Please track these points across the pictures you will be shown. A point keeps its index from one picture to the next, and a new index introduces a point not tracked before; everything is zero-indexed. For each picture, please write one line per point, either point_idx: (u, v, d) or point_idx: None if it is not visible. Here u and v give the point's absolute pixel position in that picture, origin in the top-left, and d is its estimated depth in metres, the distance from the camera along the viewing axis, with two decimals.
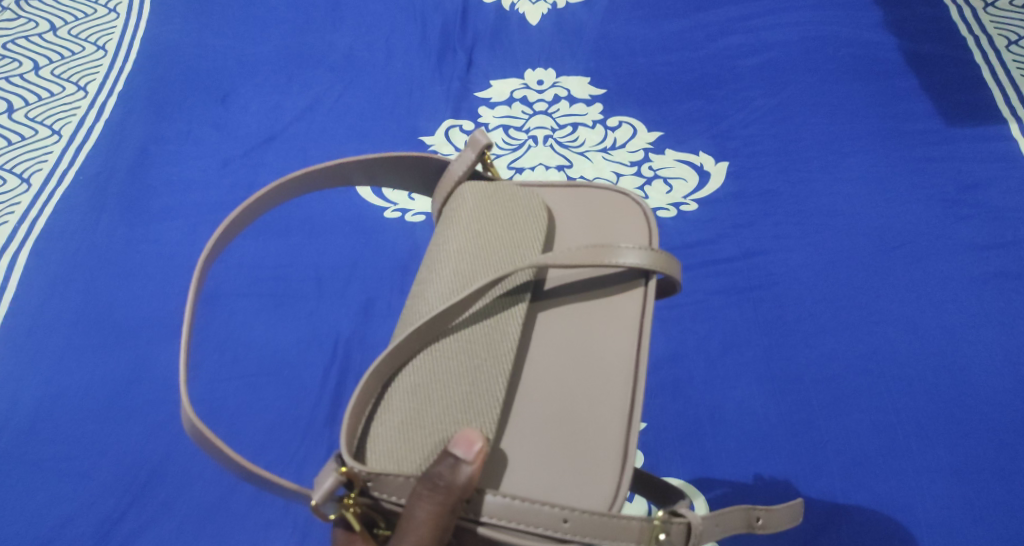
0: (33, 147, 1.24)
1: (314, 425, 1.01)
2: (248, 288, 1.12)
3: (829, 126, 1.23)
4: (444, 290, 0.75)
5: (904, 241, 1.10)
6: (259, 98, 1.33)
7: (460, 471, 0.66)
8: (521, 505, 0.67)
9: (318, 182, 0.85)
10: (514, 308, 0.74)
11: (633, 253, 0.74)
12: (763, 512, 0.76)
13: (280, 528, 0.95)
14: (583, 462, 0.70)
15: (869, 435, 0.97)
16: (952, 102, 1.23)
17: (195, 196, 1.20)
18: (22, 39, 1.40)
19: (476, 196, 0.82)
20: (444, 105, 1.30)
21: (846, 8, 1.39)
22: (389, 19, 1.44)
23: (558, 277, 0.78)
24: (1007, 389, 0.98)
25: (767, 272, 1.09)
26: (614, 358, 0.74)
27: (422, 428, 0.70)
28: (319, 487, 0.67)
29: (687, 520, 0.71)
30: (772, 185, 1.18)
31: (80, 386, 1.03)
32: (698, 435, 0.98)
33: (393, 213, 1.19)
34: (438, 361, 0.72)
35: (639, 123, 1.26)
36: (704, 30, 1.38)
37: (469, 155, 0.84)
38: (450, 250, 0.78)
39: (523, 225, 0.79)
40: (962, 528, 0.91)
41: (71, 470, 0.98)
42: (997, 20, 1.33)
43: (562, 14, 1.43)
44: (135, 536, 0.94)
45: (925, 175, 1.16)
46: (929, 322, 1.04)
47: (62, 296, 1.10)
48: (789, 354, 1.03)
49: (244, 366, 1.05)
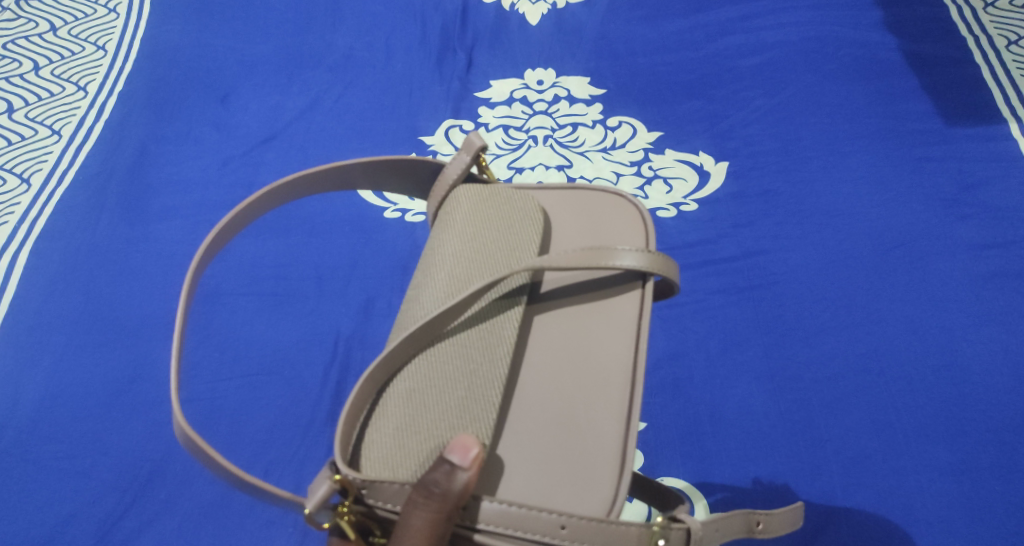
0: (33, 147, 1.24)
1: (314, 424, 1.01)
2: (248, 288, 1.12)
3: (829, 126, 1.23)
4: (438, 295, 0.75)
5: (904, 240, 1.10)
6: (259, 98, 1.33)
7: (455, 478, 0.66)
8: (518, 511, 0.68)
9: (315, 187, 0.85)
10: (510, 311, 0.74)
11: (630, 255, 0.74)
12: (763, 516, 0.76)
13: (280, 527, 0.95)
14: (581, 467, 0.70)
15: (869, 434, 0.97)
16: (952, 101, 1.23)
17: (195, 195, 1.20)
18: (22, 39, 1.40)
19: (471, 200, 0.82)
20: (444, 105, 1.30)
21: (846, 7, 1.38)
22: (389, 19, 1.44)
23: (555, 281, 0.78)
24: (1006, 389, 0.98)
25: (767, 272, 1.09)
26: (611, 361, 0.74)
27: (417, 434, 0.70)
28: (313, 496, 0.67)
29: (686, 525, 0.71)
30: (772, 184, 1.17)
31: (80, 386, 1.03)
32: (698, 434, 0.98)
33: (393, 212, 1.19)
34: (433, 366, 0.72)
35: (639, 123, 1.26)
36: (704, 30, 1.38)
37: (464, 158, 0.84)
38: (445, 255, 0.78)
39: (519, 229, 0.79)
40: (962, 527, 0.91)
41: (71, 469, 0.98)
42: (997, 20, 1.32)
43: (562, 14, 1.43)
44: (136, 535, 0.94)
45: (925, 175, 1.16)
46: (929, 322, 1.03)
47: (62, 296, 1.10)
48: (788, 353, 1.02)
49: (244, 365, 1.05)
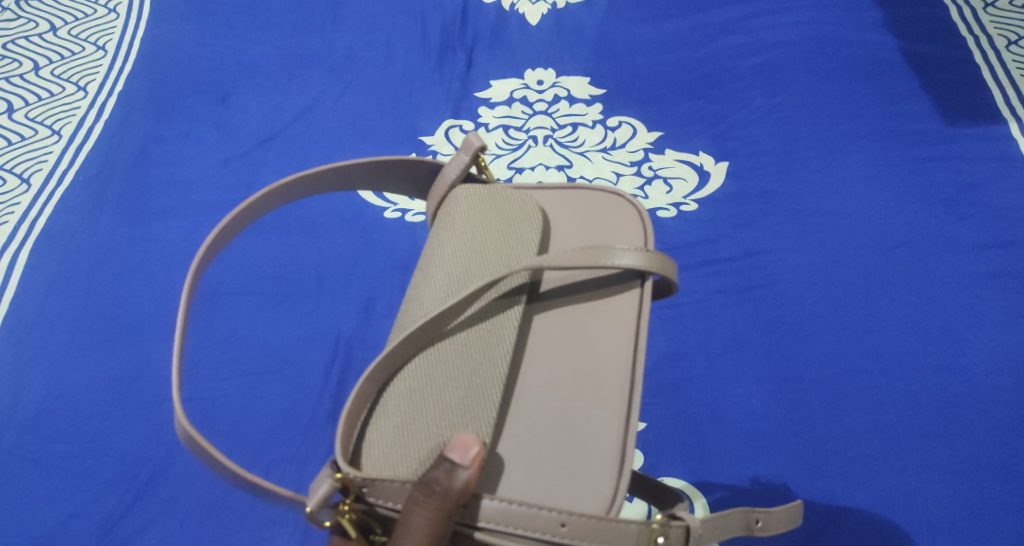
0: (33, 147, 1.24)
1: (315, 424, 1.01)
2: (249, 288, 1.12)
3: (829, 126, 1.23)
4: (438, 294, 0.75)
5: (904, 240, 1.10)
6: (259, 98, 1.33)
7: (456, 476, 0.66)
8: (517, 509, 0.68)
9: (316, 187, 0.85)
10: (509, 310, 0.74)
11: (629, 255, 0.74)
12: (762, 514, 0.76)
13: (281, 527, 0.95)
14: (581, 464, 0.70)
15: (869, 434, 0.97)
16: (952, 102, 1.23)
17: (196, 195, 1.20)
18: (22, 39, 1.40)
19: (470, 200, 0.82)
20: (444, 105, 1.30)
21: (846, 7, 1.38)
22: (389, 19, 1.44)
23: (554, 280, 0.78)
24: (1006, 389, 0.98)
25: (767, 272, 1.09)
26: (610, 360, 0.74)
27: (417, 432, 0.70)
28: (314, 494, 0.67)
29: (686, 523, 0.71)
30: (772, 184, 1.17)
31: (81, 386, 1.03)
32: (699, 434, 0.98)
33: (393, 212, 1.19)
34: (433, 365, 0.72)
35: (639, 123, 1.26)
36: (704, 30, 1.38)
37: (464, 158, 0.84)
38: (445, 254, 0.78)
39: (518, 228, 0.79)
40: (962, 527, 0.91)
41: (72, 469, 0.98)
42: (997, 20, 1.32)
43: (562, 14, 1.43)
44: (136, 535, 0.94)
45: (925, 175, 1.16)
46: (929, 322, 1.04)
47: (62, 296, 1.10)
48: (788, 353, 1.03)
49: (245, 365, 1.05)
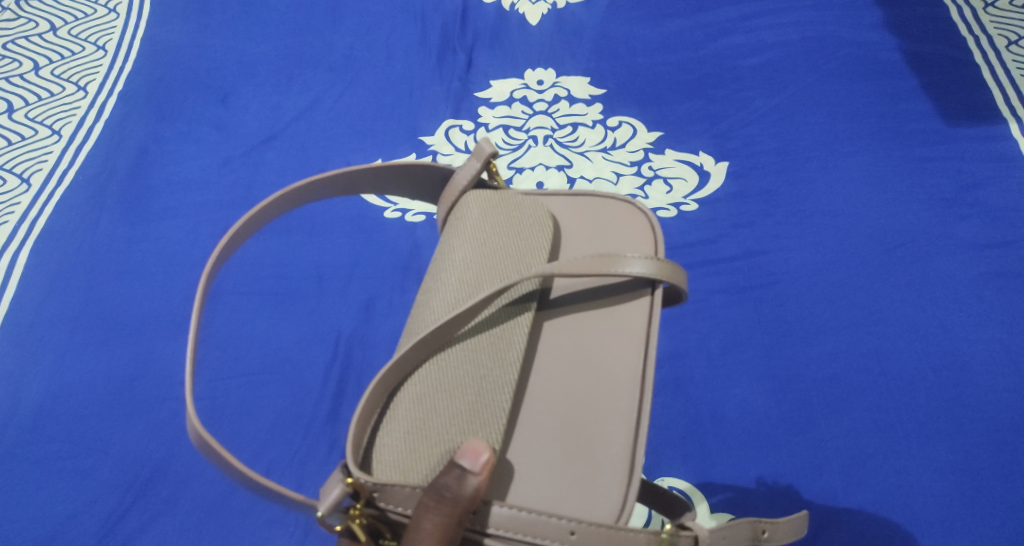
0: (33, 147, 1.24)
1: (315, 424, 1.01)
2: (249, 287, 1.12)
3: (828, 126, 1.23)
4: (450, 300, 0.75)
5: (904, 240, 1.11)
6: (259, 98, 1.33)
7: (466, 482, 0.66)
8: (528, 516, 0.68)
9: (339, 186, 0.85)
10: (519, 316, 0.75)
11: (639, 263, 0.75)
12: (769, 524, 0.77)
13: (280, 528, 0.95)
14: (591, 471, 0.71)
15: (870, 434, 0.97)
16: (951, 102, 1.24)
17: (196, 195, 1.20)
18: (22, 39, 1.40)
19: (481, 206, 0.82)
20: (444, 105, 1.30)
21: (845, 7, 1.39)
22: (390, 19, 1.44)
23: (565, 287, 0.78)
24: (1006, 388, 0.99)
25: (768, 272, 1.10)
26: (620, 368, 0.74)
27: (428, 438, 0.70)
28: (325, 498, 0.68)
29: (694, 533, 0.72)
30: (771, 185, 1.18)
31: (82, 385, 1.03)
32: (699, 433, 0.99)
33: (393, 212, 1.18)
34: (445, 371, 0.72)
35: (639, 123, 1.26)
36: (704, 30, 1.39)
37: (474, 164, 0.84)
38: (456, 260, 0.78)
39: (528, 234, 0.79)
40: (962, 526, 0.92)
41: (72, 467, 0.98)
42: (997, 20, 1.33)
43: (563, 14, 1.43)
44: (137, 534, 0.94)
45: (925, 175, 1.17)
46: (929, 322, 1.04)
47: (63, 296, 1.10)
48: (788, 353, 1.03)
49: (245, 365, 1.06)
